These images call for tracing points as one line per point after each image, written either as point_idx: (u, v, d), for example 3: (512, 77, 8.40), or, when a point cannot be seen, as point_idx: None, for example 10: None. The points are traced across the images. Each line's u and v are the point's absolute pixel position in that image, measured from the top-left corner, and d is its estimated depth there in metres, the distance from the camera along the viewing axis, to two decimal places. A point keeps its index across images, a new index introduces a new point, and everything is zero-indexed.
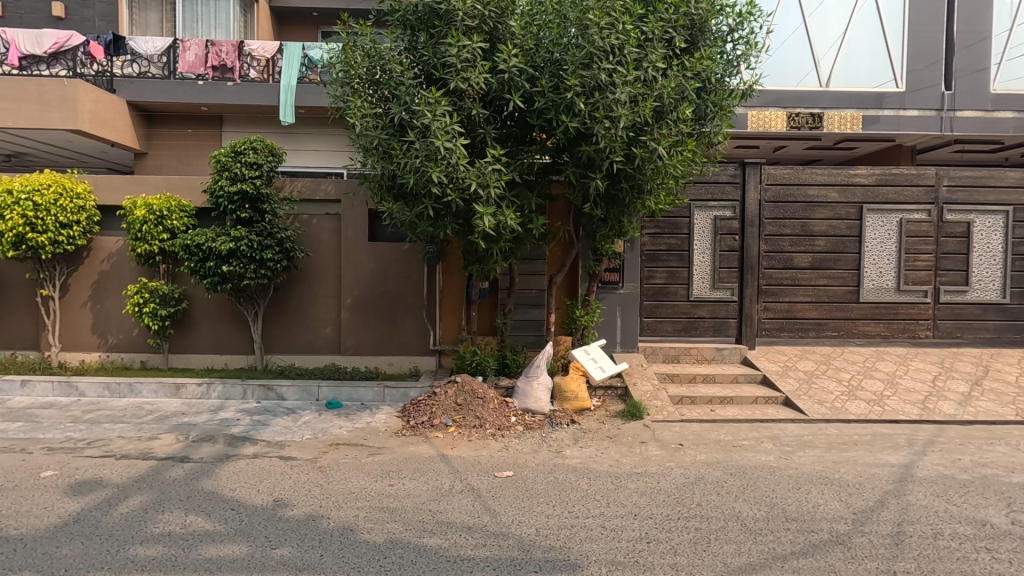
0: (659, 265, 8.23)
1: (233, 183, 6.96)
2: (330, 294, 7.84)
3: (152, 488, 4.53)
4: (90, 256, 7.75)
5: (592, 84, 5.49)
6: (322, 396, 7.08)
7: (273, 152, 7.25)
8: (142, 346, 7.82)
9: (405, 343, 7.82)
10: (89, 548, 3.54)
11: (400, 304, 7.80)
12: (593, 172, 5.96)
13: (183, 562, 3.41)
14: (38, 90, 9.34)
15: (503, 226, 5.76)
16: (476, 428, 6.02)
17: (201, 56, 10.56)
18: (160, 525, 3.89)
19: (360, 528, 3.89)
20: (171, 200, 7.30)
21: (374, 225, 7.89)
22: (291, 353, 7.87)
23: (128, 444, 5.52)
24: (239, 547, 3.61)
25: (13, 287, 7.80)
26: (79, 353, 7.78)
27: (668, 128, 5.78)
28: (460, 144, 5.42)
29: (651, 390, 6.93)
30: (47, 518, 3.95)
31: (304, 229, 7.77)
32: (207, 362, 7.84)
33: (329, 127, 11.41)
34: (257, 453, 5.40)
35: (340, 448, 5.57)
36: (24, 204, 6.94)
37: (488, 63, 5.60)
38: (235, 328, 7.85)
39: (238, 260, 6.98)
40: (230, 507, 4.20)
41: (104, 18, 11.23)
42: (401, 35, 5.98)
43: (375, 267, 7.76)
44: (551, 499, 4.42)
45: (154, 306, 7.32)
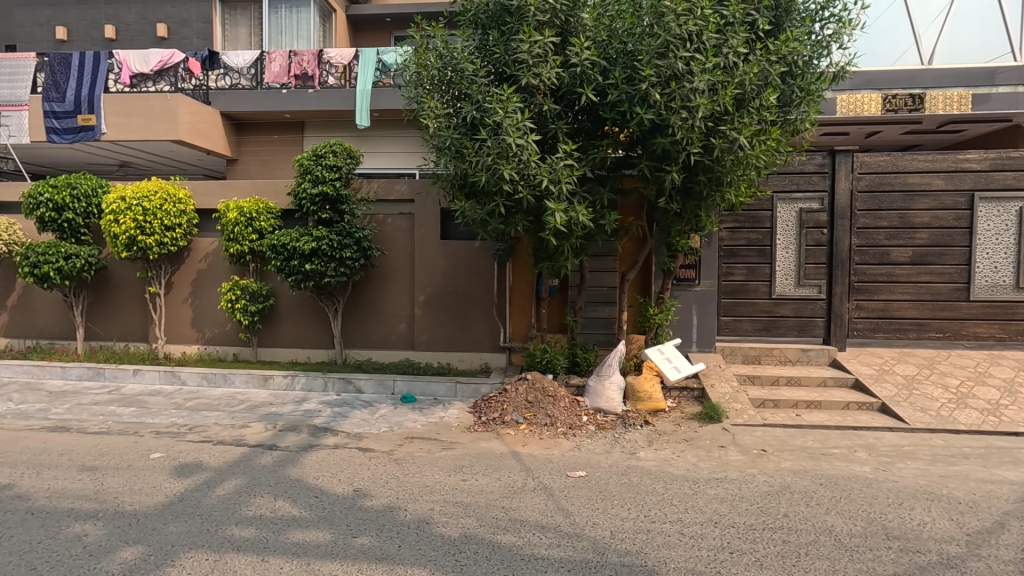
0: (737, 261, 7.85)
1: (315, 185, 7.30)
2: (404, 291, 8.07)
3: (245, 473, 4.84)
4: (190, 256, 8.40)
5: (668, 74, 5.30)
6: (397, 390, 7.30)
7: (351, 154, 7.54)
8: (235, 339, 8.39)
9: (476, 340, 7.92)
10: (191, 527, 3.83)
11: (471, 301, 7.91)
12: (668, 165, 5.76)
13: (273, 545, 3.60)
14: (145, 105, 10.26)
15: (575, 223, 5.69)
16: (548, 426, 5.98)
17: (285, 66, 11.17)
18: (252, 508, 4.14)
19: (435, 521, 3.97)
20: (259, 203, 7.76)
21: (446, 223, 8.04)
22: (368, 348, 8.18)
23: (223, 431, 5.93)
24: (323, 533, 3.77)
25: (126, 284, 8.60)
26: (180, 345, 8.47)
27: (749, 117, 5.49)
28: (532, 140, 5.39)
29: (730, 392, 6.61)
30: (156, 497, 4.32)
31: (380, 229, 8.05)
32: (292, 355, 8.31)
33: (402, 130, 11.74)
34: (338, 443, 5.64)
35: (414, 442, 5.72)
36: (135, 209, 7.61)
37: (560, 57, 5.53)
38: (317, 323, 8.26)
39: (320, 259, 7.31)
40: (314, 495, 4.40)
41: (200, 35, 12.14)
42: (473, 34, 6.02)
43: (447, 265, 7.89)
44: (625, 501, 4.31)
45: (245, 303, 7.81)
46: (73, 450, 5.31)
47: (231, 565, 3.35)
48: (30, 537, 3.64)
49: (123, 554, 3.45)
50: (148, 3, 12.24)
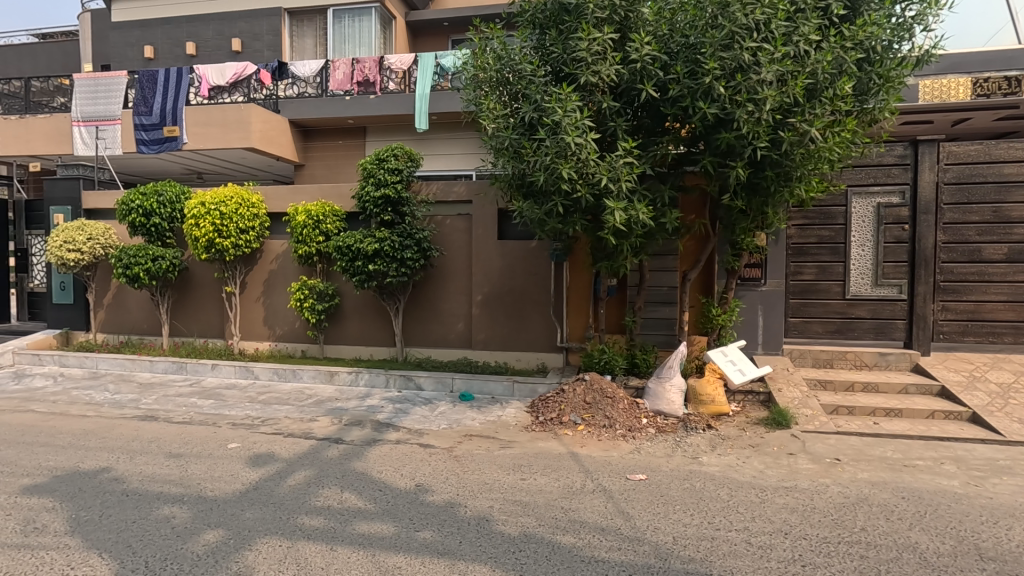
0: (807, 259, 7.47)
1: (377, 188, 7.52)
2: (462, 291, 8.20)
3: (314, 465, 5.06)
4: (262, 258, 8.87)
5: (734, 66, 5.11)
6: (455, 388, 7.42)
7: (412, 157, 7.73)
8: (303, 337, 8.80)
9: (533, 340, 7.93)
10: (266, 514, 4.04)
11: (528, 300, 7.93)
12: (733, 160, 5.57)
13: (341, 535, 3.75)
14: (221, 116, 10.94)
15: (635, 221, 5.59)
16: (606, 428, 5.91)
17: (348, 73, 11.60)
18: (321, 499, 4.33)
19: (495, 519, 4.01)
20: (326, 206, 8.08)
21: (504, 224, 8.09)
22: (427, 347, 8.36)
23: (293, 424, 6.23)
24: (387, 526, 3.89)
25: (205, 284, 9.19)
26: (254, 342, 8.95)
27: (822, 107, 5.21)
28: (591, 139, 5.34)
29: (800, 397, 6.30)
30: (234, 484, 4.59)
31: (439, 230, 8.21)
32: (356, 352, 8.61)
33: (460, 132, 11.92)
34: (400, 439, 5.80)
35: (473, 439, 5.79)
36: (214, 214, 8.11)
37: (619, 54, 5.45)
38: (379, 322, 8.53)
39: (382, 260, 7.53)
40: (378, 488, 4.55)
41: (271, 48, 12.82)
42: (531, 34, 6.02)
43: (505, 265, 7.95)
44: (687, 507, 4.20)
45: (312, 302, 8.15)
46: (161, 438, 5.73)
47: (303, 552, 3.51)
48: (125, 517, 3.96)
49: (206, 537, 3.69)
50: (224, 19, 13.03)
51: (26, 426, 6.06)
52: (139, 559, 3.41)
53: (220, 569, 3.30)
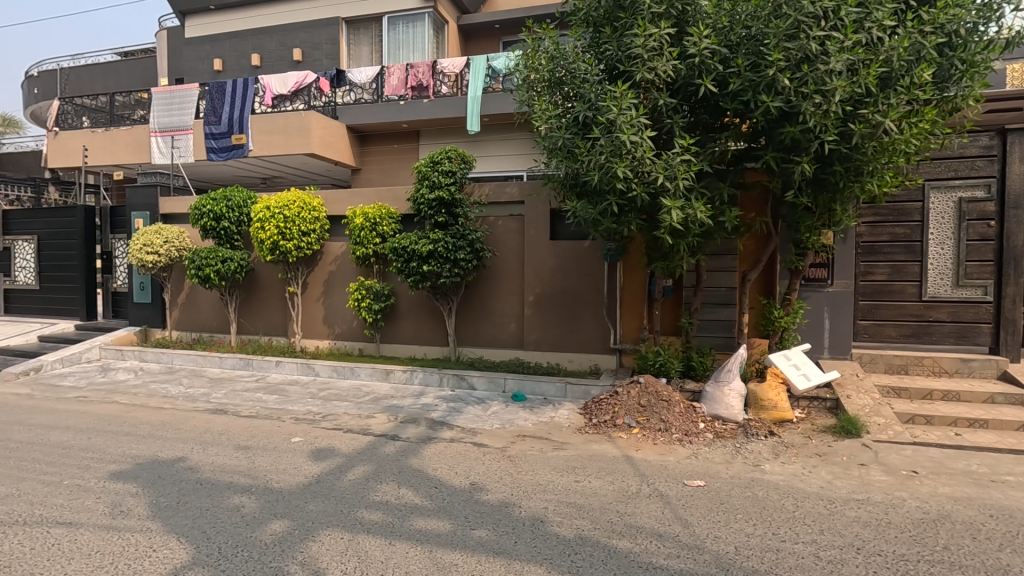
0: (879, 259, 7.05)
1: (432, 190, 7.64)
2: (514, 291, 8.23)
3: (372, 461, 5.20)
4: (322, 259, 9.20)
5: (799, 56, 4.89)
6: (507, 388, 7.45)
7: (465, 159, 7.83)
8: (360, 335, 9.07)
9: (585, 341, 7.86)
10: (328, 507, 4.18)
11: (580, 301, 7.87)
12: (798, 155, 5.33)
13: (399, 530, 3.83)
14: (284, 123, 11.44)
15: (692, 220, 5.45)
16: (662, 432, 5.77)
17: (402, 79, 11.90)
18: (379, 494, 4.44)
19: (550, 520, 3.99)
20: (382, 208, 8.29)
21: (556, 224, 8.07)
22: (480, 347, 8.43)
23: (352, 420, 6.42)
24: (443, 523, 3.94)
25: (270, 285, 9.62)
26: (314, 340, 9.30)
27: (897, 97, 4.91)
28: (647, 136, 5.25)
29: (871, 405, 5.95)
30: (298, 477, 4.77)
31: (491, 231, 8.27)
32: (411, 351, 8.79)
33: (511, 133, 11.98)
34: (454, 437, 5.87)
35: (526, 440, 5.80)
36: (278, 217, 8.47)
37: (676, 49, 5.32)
38: (434, 321, 8.68)
39: (436, 261, 7.65)
40: (434, 486, 4.62)
41: (329, 56, 13.31)
42: (585, 32, 5.97)
43: (557, 265, 7.91)
44: (750, 516, 4.04)
45: (369, 301, 8.38)
46: (230, 430, 6.04)
47: (363, 545, 3.60)
48: (200, 505, 4.19)
49: (274, 527, 3.85)
50: (286, 30, 13.64)
51: (112, 416, 6.53)
52: (213, 544, 3.60)
53: (286, 558, 3.44)
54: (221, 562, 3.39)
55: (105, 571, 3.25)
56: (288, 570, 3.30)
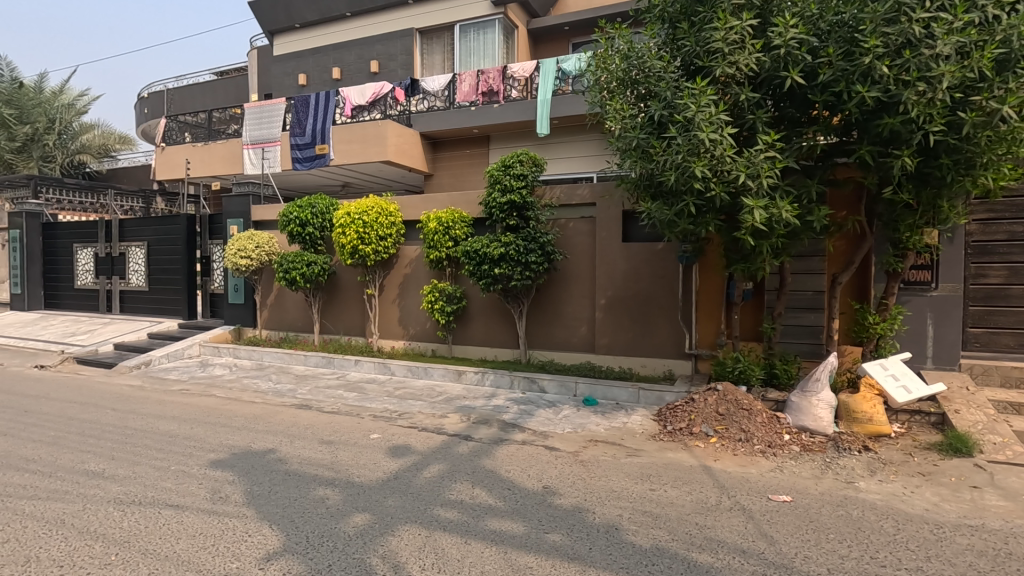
0: (993, 260, 6.40)
1: (503, 194, 7.71)
2: (585, 294, 8.15)
3: (447, 460, 5.31)
4: (398, 263, 9.52)
5: (899, 42, 4.57)
6: (578, 392, 7.39)
7: (536, 163, 7.86)
8: (433, 337, 9.31)
9: (659, 345, 7.66)
10: (406, 503, 4.31)
11: (653, 305, 7.68)
12: (897, 148, 4.95)
13: (474, 529, 3.89)
14: (362, 133, 11.98)
15: (776, 220, 5.17)
16: (743, 442, 5.50)
17: (473, 85, 12.12)
18: (454, 493, 4.53)
19: (625, 528, 3.90)
20: (455, 213, 8.47)
21: (629, 226, 7.92)
22: (550, 350, 8.41)
23: (427, 419, 6.60)
24: (518, 525, 3.95)
25: (349, 287, 10.09)
26: (389, 340, 9.63)
27: (1017, 80, 4.45)
28: (727, 133, 5.05)
29: (985, 421, 5.39)
30: (377, 472, 4.96)
31: (562, 233, 8.23)
32: (482, 353, 8.91)
33: (582, 135, 11.91)
34: (526, 439, 5.89)
35: (598, 445, 5.72)
36: (357, 222, 8.86)
37: (760, 41, 5.07)
38: (504, 324, 8.76)
39: (507, 263, 7.71)
40: (507, 487, 4.66)
41: (404, 67, 13.81)
42: (660, 29, 5.82)
43: (629, 268, 7.76)
44: (843, 537, 3.77)
45: (442, 304, 8.58)
46: (314, 425, 6.37)
47: (440, 543, 3.68)
48: (289, 495, 4.44)
49: (356, 519, 4.02)
50: (364, 44, 14.29)
51: (210, 408, 7.07)
52: (302, 533, 3.80)
53: (368, 551, 3.56)
54: (309, 550, 3.57)
55: (208, 552, 3.51)
56: (370, 562, 3.42)
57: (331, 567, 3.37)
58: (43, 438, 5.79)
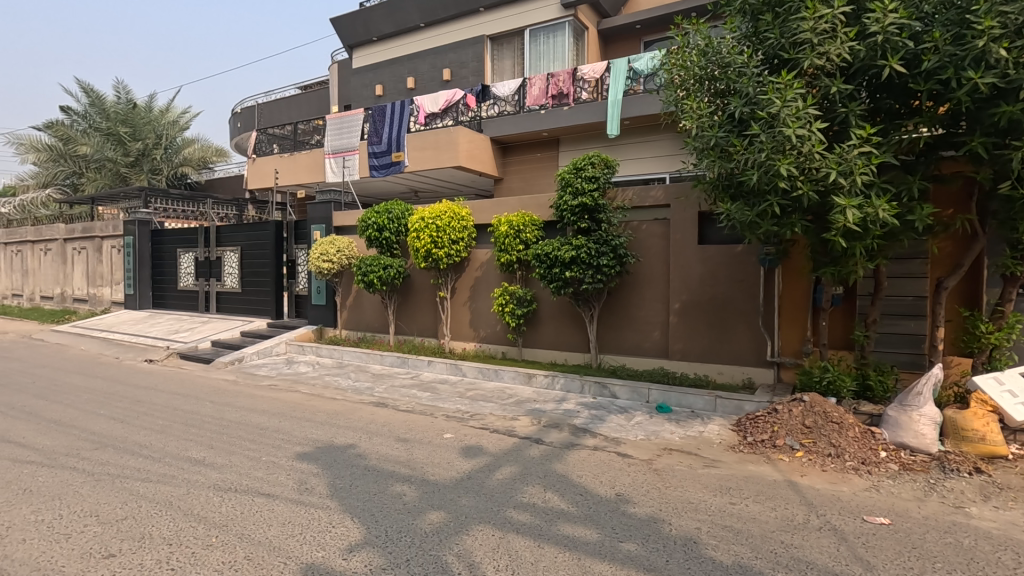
0: None
1: (575, 197, 7.67)
2: (658, 298, 7.95)
3: (518, 462, 5.33)
4: (469, 266, 9.70)
5: (1020, 21, 4.17)
6: (651, 399, 7.21)
7: (608, 164, 7.77)
8: (503, 339, 9.40)
9: (738, 352, 7.32)
10: (480, 503, 4.37)
11: (732, 309, 7.36)
12: (1016, 139, 4.50)
13: (547, 533, 3.88)
14: (435, 139, 12.32)
15: (872, 220, 4.81)
16: (833, 457, 5.14)
17: (543, 89, 12.15)
18: (526, 495, 4.54)
19: (704, 542, 3.75)
20: (526, 216, 8.50)
21: (705, 227, 7.65)
22: (622, 354, 8.26)
23: (497, 421, 6.67)
24: (591, 531, 3.90)
25: (422, 290, 10.39)
26: (461, 342, 9.82)
27: None
28: (816, 129, 4.76)
29: None
30: (451, 471, 5.06)
31: (635, 236, 8.09)
32: (552, 356, 8.89)
33: (654, 135, 11.65)
34: (597, 445, 5.82)
35: (673, 454, 5.54)
36: (431, 227, 9.09)
37: (854, 29, 4.75)
38: (575, 328, 8.71)
39: (579, 267, 7.66)
40: (579, 492, 4.62)
41: (475, 73, 14.12)
42: (742, 22, 5.59)
43: (705, 271, 7.48)
44: (952, 567, 3.43)
45: (513, 307, 8.66)
46: (390, 423, 6.60)
47: (514, 545, 3.70)
48: (368, 489, 4.63)
49: (432, 517, 4.12)
50: (437, 53, 14.71)
51: (296, 403, 7.51)
52: (381, 527, 3.94)
53: (444, 549, 3.64)
54: (388, 544, 3.70)
55: (296, 540, 3.72)
56: (446, 560, 3.49)
57: (410, 561, 3.47)
58: (153, 426, 6.37)
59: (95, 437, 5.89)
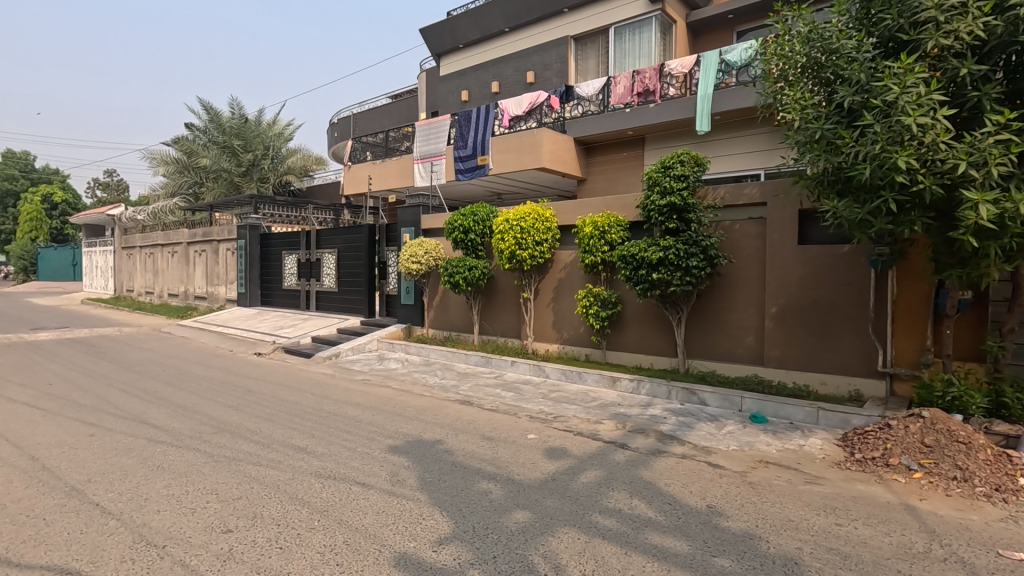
0: None
1: (663, 197, 7.44)
2: (753, 301, 7.53)
3: (603, 467, 5.25)
4: (553, 267, 9.70)
5: None
6: (745, 408, 6.84)
7: (698, 162, 7.47)
8: (587, 341, 9.31)
9: (843, 361, 6.78)
10: (565, 506, 4.35)
11: (836, 314, 6.82)
12: None
13: (634, 541, 3.79)
14: (519, 142, 12.44)
15: (1011, 217, 4.28)
16: (959, 481, 4.61)
17: (628, 86, 11.91)
18: (612, 501, 4.46)
19: (806, 564, 3.50)
20: (611, 217, 8.38)
21: (807, 226, 7.15)
22: (712, 360, 7.91)
23: (581, 424, 6.62)
24: (682, 543, 3.76)
25: (506, 290, 10.53)
26: (543, 343, 9.84)
27: None
28: (941, 116, 4.33)
29: None
30: (535, 472, 5.09)
31: (727, 236, 7.73)
32: (637, 360, 8.69)
33: (747, 130, 11.07)
34: (686, 453, 5.61)
35: (770, 467, 5.22)
36: (515, 229, 9.19)
37: (989, 2, 4.25)
38: (661, 331, 8.46)
39: (667, 268, 7.42)
40: (668, 501, 4.46)
41: (559, 75, 14.13)
42: (852, 4, 5.18)
43: (806, 273, 6.99)
44: None
45: (597, 309, 8.57)
46: (476, 421, 6.75)
47: (600, 550, 3.64)
48: (456, 485, 4.75)
49: (518, 516, 4.15)
50: (521, 56, 14.87)
51: (387, 398, 7.87)
52: (469, 523, 4.03)
53: (530, 549, 3.66)
54: (476, 539, 3.78)
55: (390, 529, 3.89)
56: (532, 560, 3.51)
57: (497, 559, 3.53)
58: (262, 414, 6.93)
59: (214, 422, 6.51)
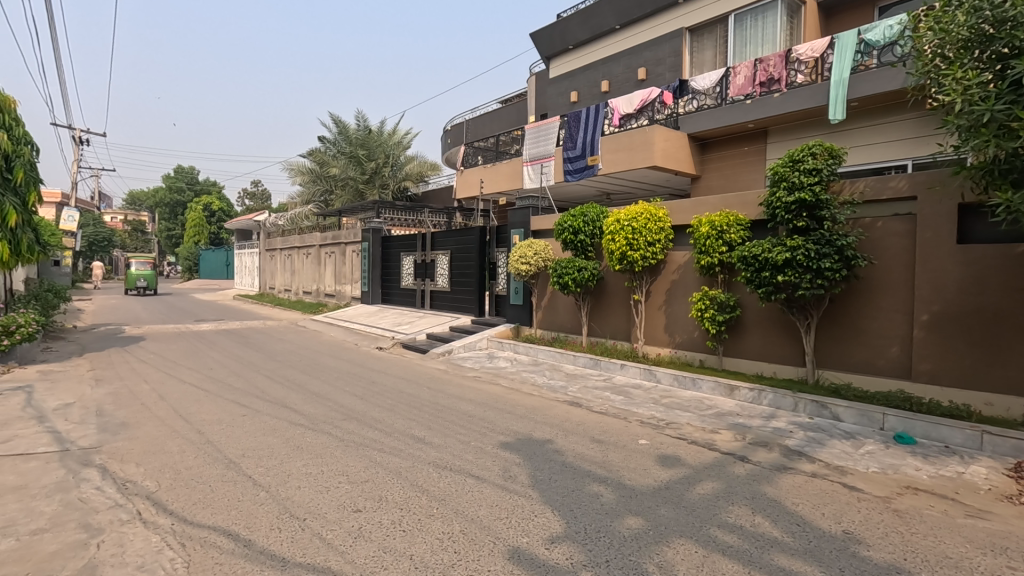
0: None
1: (791, 193, 6.90)
2: (898, 308, 6.74)
3: (722, 479, 4.98)
4: (665, 269, 9.39)
5: None
6: (887, 426, 6.14)
7: (833, 153, 6.83)
8: (702, 346, 8.90)
9: (1015, 379, 5.83)
10: (679, 516, 4.18)
11: (1006, 325, 5.88)
12: None
13: (758, 560, 3.55)
14: (629, 140, 12.19)
15: None
16: None
17: (750, 76, 11.21)
18: (732, 516, 4.22)
19: None
20: (730, 215, 7.93)
21: (969, 222, 6.27)
22: (846, 372, 7.20)
23: (696, 432, 6.33)
24: (812, 568, 3.47)
25: (615, 292, 10.37)
26: (654, 347, 9.56)
27: None
28: None
29: None
30: (648, 479, 4.94)
31: (868, 234, 6.99)
32: (758, 368, 8.13)
33: (888, 117, 9.97)
34: (816, 472, 5.15)
35: (920, 495, 4.63)
36: (626, 229, 9.01)
37: None
38: (786, 339, 7.84)
39: (794, 270, 6.87)
40: (796, 522, 4.12)
41: (672, 69, 13.63)
42: None
43: (968, 276, 6.12)
44: None
45: (713, 312, 8.16)
46: (585, 423, 6.71)
47: (719, 566, 3.46)
48: (567, 485, 4.76)
49: (630, 522, 4.07)
50: (632, 53, 14.55)
51: (497, 396, 8.09)
52: (580, 524, 4.02)
53: (644, 557, 3.57)
54: (588, 541, 3.77)
55: (504, 523, 3.99)
56: (646, 568, 3.42)
57: (610, 563, 3.48)
58: (384, 404, 7.43)
59: (343, 410, 7.10)
